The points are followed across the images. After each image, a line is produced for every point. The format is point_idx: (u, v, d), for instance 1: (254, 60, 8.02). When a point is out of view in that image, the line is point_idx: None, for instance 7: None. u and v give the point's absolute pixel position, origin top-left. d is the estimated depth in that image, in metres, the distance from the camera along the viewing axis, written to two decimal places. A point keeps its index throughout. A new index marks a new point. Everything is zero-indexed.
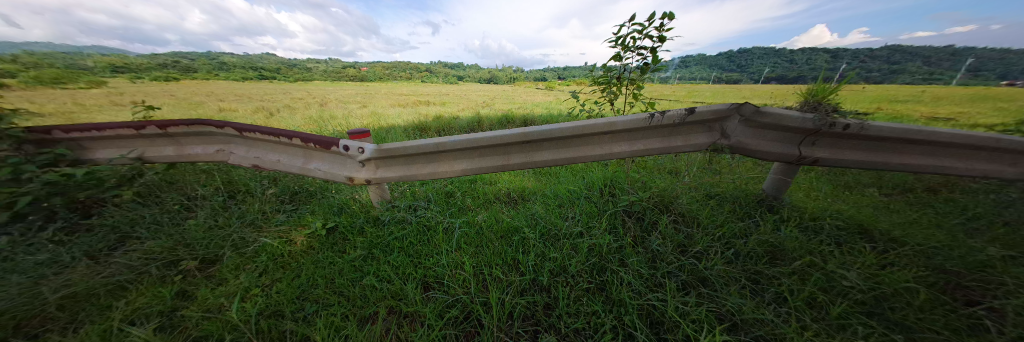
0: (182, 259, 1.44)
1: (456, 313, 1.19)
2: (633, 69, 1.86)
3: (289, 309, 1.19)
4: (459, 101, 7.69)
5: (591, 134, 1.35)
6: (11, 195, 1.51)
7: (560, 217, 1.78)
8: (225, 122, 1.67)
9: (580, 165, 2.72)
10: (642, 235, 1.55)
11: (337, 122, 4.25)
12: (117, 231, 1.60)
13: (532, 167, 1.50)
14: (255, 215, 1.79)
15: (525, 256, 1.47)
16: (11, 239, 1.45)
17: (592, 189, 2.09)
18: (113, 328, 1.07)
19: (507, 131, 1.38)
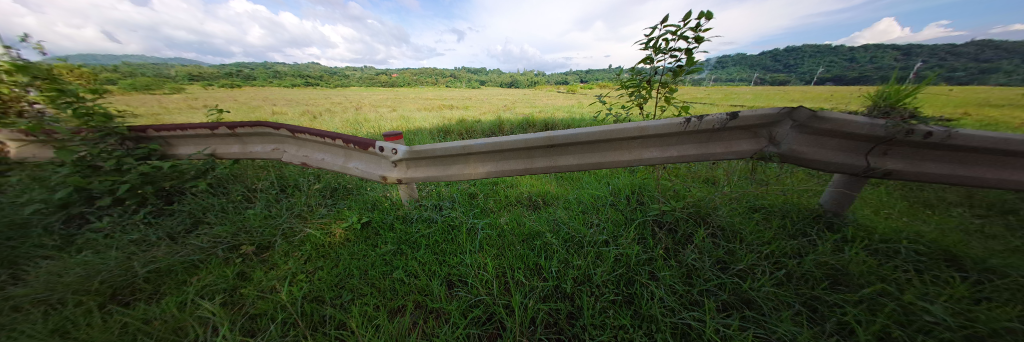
0: (241, 244, 1.61)
1: (480, 313, 1.20)
2: (666, 71, 1.77)
3: (327, 296, 1.28)
4: (481, 104, 7.85)
5: (620, 139, 1.30)
6: (115, 182, 1.80)
7: (584, 225, 1.73)
8: (280, 124, 1.86)
9: (605, 171, 2.63)
10: (676, 248, 1.46)
11: (370, 124, 4.54)
12: (192, 216, 1.83)
13: (556, 171, 1.47)
14: (301, 207, 1.96)
15: (549, 262, 1.46)
16: (113, 220, 1.71)
17: (618, 196, 2.01)
18: (187, 301, 1.22)
19: (532, 135, 1.38)
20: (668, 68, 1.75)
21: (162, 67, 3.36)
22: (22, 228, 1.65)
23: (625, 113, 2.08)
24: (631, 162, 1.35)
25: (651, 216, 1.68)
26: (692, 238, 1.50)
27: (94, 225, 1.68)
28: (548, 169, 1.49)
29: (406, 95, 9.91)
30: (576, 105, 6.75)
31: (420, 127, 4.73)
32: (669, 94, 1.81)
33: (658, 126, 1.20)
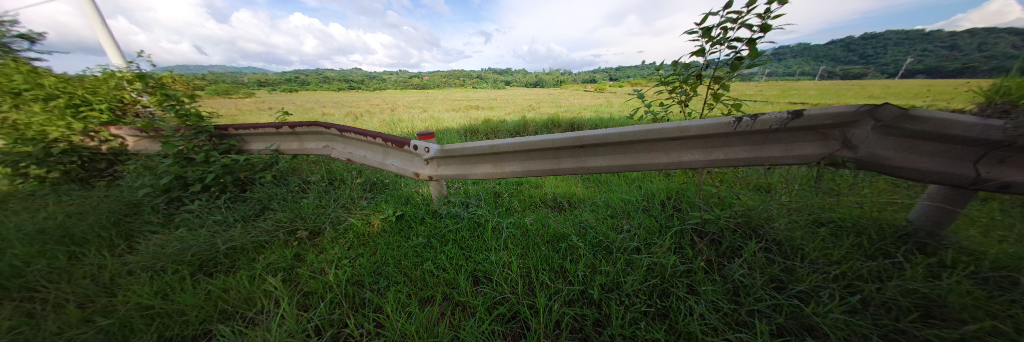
0: (297, 228, 1.81)
1: (504, 311, 1.21)
2: (721, 64, 1.58)
3: (365, 281, 1.39)
4: (505, 105, 7.96)
5: (657, 139, 1.23)
6: (205, 171, 2.13)
7: (613, 230, 1.66)
8: (331, 124, 2.06)
9: (635, 174, 2.50)
10: (721, 261, 1.34)
11: (404, 124, 4.82)
12: (260, 203, 2.10)
13: (584, 172, 1.43)
14: (345, 199, 2.15)
15: (574, 265, 1.42)
16: (203, 203, 2.03)
17: (650, 202, 1.90)
18: (257, 275, 1.40)
19: (561, 134, 1.37)
20: (723, 61, 1.56)
21: (237, 75, 3.91)
22: (136, 209, 2.02)
23: (663, 112, 1.94)
24: (668, 165, 1.26)
25: (690, 224, 1.56)
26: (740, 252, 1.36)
27: (186, 208, 2.00)
28: (576, 170, 1.44)
29: (436, 97, 10.35)
30: (605, 104, 6.53)
31: (448, 127, 4.92)
32: (721, 90, 1.63)
33: (700, 127, 1.10)
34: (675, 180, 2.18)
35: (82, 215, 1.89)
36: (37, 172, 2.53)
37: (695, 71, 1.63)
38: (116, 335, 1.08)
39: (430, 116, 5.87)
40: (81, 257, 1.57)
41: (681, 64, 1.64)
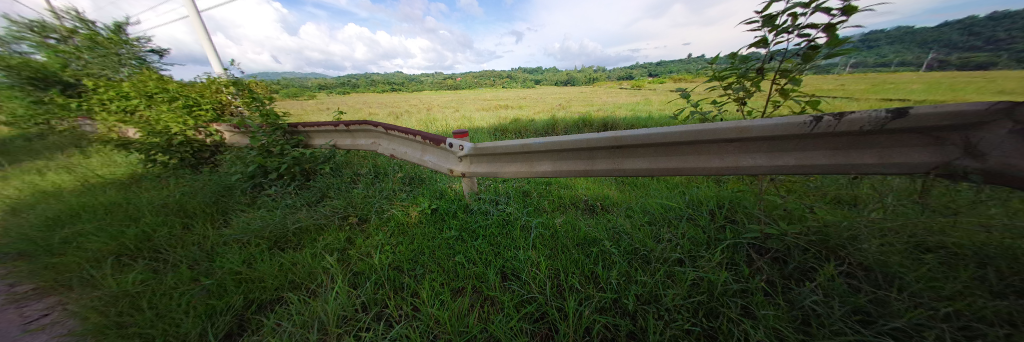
0: (349, 215, 2.00)
1: (531, 310, 1.20)
2: (790, 55, 1.29)
3: (403, 267, 1.49)
4: (535, 104, 7.95)
5: (707, 141, 1.05)
6: (279, 162, 2.47)
7: (651, 238, 1.56)
8: (378, 122, 2.24)
9: (677, 179, 2.32)
10: (787, 285, 1.17)
11: (439, 123, 5.07)
12: (320, 191, 2.37)
13: (620, 174, 1.35)
14: (388, 191, 2.32)
15: (608, 271, 1.37)
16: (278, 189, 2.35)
17: (694, 210, 1.75)
18: (316, 254, 1.58)
19: (596, 134, 1.30)
20: (793, 50, 1.27)
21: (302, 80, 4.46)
22: (227, 193, 2.40)
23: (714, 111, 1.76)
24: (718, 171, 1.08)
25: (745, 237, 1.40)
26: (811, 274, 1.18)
27: (264, 193, 2.33)
28: (611, 172, 1.37)
29: (469, 97, 10.72)
30: (641, 103, 6.16)
31: (478, 126, 5.06)
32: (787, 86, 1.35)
33: (762, 128, 0.89)
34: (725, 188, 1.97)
35: (190, 196, 2.31)
36: (161, 159, 3.16)
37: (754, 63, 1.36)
38: (212, 294, 1.30)
39: (463, 115, 6.09)
40: (190, 227, 1.93)
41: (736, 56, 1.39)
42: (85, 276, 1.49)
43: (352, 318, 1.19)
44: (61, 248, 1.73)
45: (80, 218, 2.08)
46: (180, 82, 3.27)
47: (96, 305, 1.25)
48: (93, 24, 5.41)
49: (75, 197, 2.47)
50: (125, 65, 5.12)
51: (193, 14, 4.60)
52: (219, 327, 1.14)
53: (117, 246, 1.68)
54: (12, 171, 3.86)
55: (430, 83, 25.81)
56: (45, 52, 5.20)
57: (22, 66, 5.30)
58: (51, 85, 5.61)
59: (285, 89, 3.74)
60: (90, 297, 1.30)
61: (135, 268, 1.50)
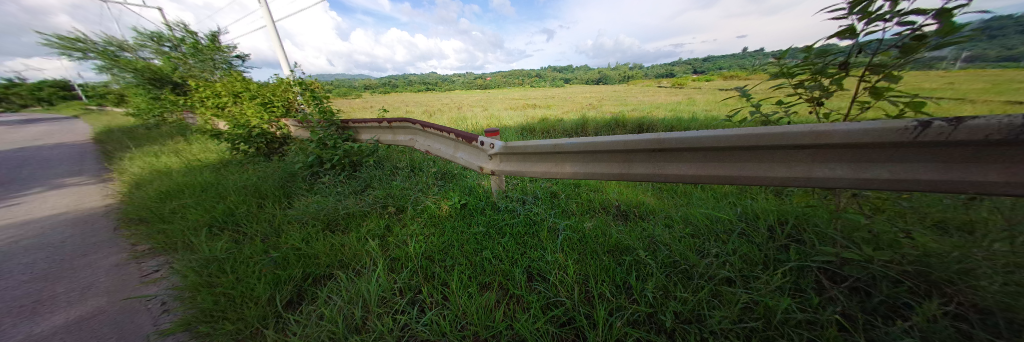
0: (388, 204, 2.15)
1: (558, 313, 1.18)
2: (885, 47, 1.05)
3: (434, 257, 1.55)
4: (565, 103, 7.81)
5: (769, 147, 0.93)
6: (331, 154, 2.74)
7: (693, 252, 1.45)
8: (416, 120, 2.37)
9: (726, 188, 2.12)
10: (867, 321, 1.00)
11: (471, 122, 5.23)
12: (364, 181, 2.58)
13: (660, 179, 1.26)
14: (422, 184, 2.45)
15: (643, 283, 1.29)
16: (329, 178, 2.62)
17: (746, 224, 1.58)
18: (360, 238, 1.72)
19: (636, 135, 1.22)
20: (889, 42, 1.03)
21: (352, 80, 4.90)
22: (289, 180, 2.73)
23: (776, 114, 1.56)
24: (780, 181, 0.97)
25: (814, 261, 1.23)
26: (903, 311, 0.99)
27: (319, 181, 2.62)
28: (649, 176, 1.29)
29: (500, 97, 10.90)
30: (682, 103, 5.72)
31: (507, 125, 5.12)
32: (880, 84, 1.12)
33: (847, 135, 0.77)
34: (786, 202, 1.75)
35: (261, 181, 2.65)
36: (240, 148, 3.69)
37: (835, 58, 1.13)
38: (276, 266, 1.48)
39: (493, 114, 6.22)
40: (260, 207, 2.22)
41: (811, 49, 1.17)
42: (186, 242, 1.79)
43: (388, 300, 1.27)
44: (168, 217, 2.11)
45: (182, 194, 2.51)
46: (260, 84, 3.76)
47: (193, 267, 1.50)
48: (195, 34, 6.50)
49: (179, 177, 2.99)
50: (216, 68, 6.08)
51: (270, 24, 5.31)
52: (282, 295, 1.29)
53: (208, 219, 2.00)
54: (137, 153, 4.79)
55: (462, 83, 26.75)
56: (162, 59, 6.40)
57: (145, 69, 6.52)
58: (164, 85, 6.84)
59: (339, 88, 4.15)
60: (188, 259, 1.57)
61: (220, 239, 1.77)
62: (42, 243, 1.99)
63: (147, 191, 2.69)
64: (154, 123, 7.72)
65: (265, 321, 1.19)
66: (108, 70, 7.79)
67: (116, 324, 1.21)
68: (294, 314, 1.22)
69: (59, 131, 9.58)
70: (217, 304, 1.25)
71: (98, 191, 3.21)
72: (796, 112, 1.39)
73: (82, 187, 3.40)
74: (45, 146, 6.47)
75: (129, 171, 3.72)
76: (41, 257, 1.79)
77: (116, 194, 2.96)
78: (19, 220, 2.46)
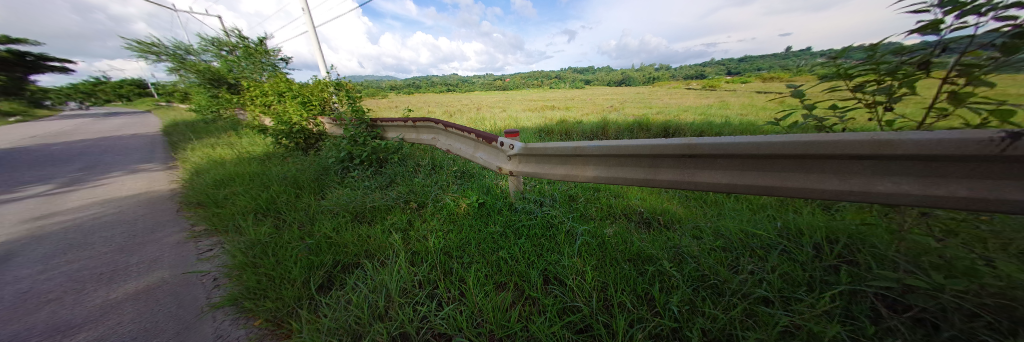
0: (411, 200, 2.33)
1: (554, 301, 1.30)
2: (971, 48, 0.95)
3: (452, 253, 1.69)
4: (582, 103, 7.89)
5: (815, 156, 0.88)
6: (364, 150, 3.03)
7: (724, 267, 1.33)
8: (440, 120, 2.58)
9: (764, 200, 1.94)
10: (864, 315, 1.00)
11: (488, 123, 5.44)
12: (391, 176, 2.80)
13: (689, 187, 1.20)
14: (443, 182, 2.63)
15: (661, 291, 1.28)
16: (361, 174, 2.87)
17: (788, 240, 1.41)
18: (388, 231, 1.91)
19: (663, 140, 1.17)
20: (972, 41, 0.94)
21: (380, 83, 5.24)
22: (325, 173, 3.04)
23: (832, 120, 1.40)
24: (833, 195, 0.90)
25: (828, 265, 1.21)
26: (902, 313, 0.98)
27: (350, 175, 2.87)
28: (676, 183, 1.24)
29: (516, 98, 11.17)
30: None
31: (524, 126, 5.30)
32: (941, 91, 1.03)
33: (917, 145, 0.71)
34: (812, 213, 1.70)
35: (299, 174, 3.00)
36: (283, 143, 4.11)
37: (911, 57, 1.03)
38: (310, 252, 1.72)
39: (510, 116, 6.42)
40: (300, 197, 2.53)
41: (875, 48, 1.11)
42: (237, 227, 2.13)
43: (408, 292, 1.41)
44: (226, 205, 2.50)
45: (233, 185, 2.92)
46: (301, 85, 4.06)
47: (242, 248, 1.81)
48: (245, 40, 7.23)
49: (231, 168, 3.46)
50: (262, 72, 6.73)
51: (310, 29, 5.74)
52: (315, 279, 1.50)
53: (256, 207, 2.36)
54: (199, 144, 5.52)
55: (484, 85, 27.45)
56: (226, 61, 7.38)
57: (206, 71, 7.59)
58: (223, 85, 7.89)
59: (371, 91, 4.44)
60: (239, 242, 1.89)
61: (265, 224, 2.08)
62: (130, 224, 2.48)
63: (206, 180, 3.15)
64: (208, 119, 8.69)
65: (302, 301, 1.40)
66: (181, 74, 8.96)
67: (183, 295, 1.52)
68: (325, 297, 1.42)
69: (148, 124, 11.35)
70: (260, 283, 1.50)
71: (171, 179, 3.83)
72: (850, 118, 1.30)
73: (158, 175, 4.06)
74: (126, 139, 7.61)
75: (191, 160, 4.33)
76: (125, 238, 2.22)
77: (184, 180, 3.51)
78: (111, 203, 3.03)
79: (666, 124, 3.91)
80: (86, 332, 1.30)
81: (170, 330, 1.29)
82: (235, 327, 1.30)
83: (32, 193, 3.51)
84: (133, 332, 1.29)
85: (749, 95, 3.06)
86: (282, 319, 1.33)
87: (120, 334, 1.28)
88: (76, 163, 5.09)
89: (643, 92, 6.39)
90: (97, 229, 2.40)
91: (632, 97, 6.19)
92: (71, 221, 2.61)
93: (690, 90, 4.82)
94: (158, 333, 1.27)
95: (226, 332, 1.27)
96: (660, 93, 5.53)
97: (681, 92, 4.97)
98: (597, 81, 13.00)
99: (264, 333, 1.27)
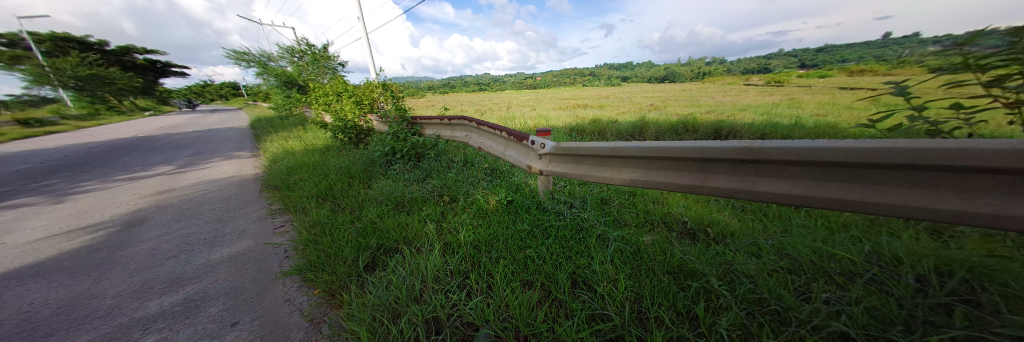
0: (444, 194, 2.41)
1: (584, 309, 1.23)
2: None
3: (481, 247, 1.71)
4: (618, 102, 7.51)
5: (921, 168, 0.72)
6: (405, 145, 3.23)
7: (790, 292, 1.15)
8: (473, 118, 2.63)
9: (843, 217, 1.63)
10: None
11: (520, 122, 5.43)
12: (427, 170, 2.93)
13: (747, 197, 1.06)
14: (475, 178, 2.68)
15: (709, 311, 1.14)
16: (400, 167, 3.04)
17: (880, 268, 1.16)
18: (423, 220, 2.00)
19: (717, 143, 1.04)
20: None
21: None
22: (370, 164, 3.30)
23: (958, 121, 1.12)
24: (949, 216, 0.73)
25: (933, 302, 0.98)
26: None
27: (391, 168, 3.08)
28: (732, 191, 1.10)
29: (550, 97, 11.02)
30: None
31: (556, 125, 5.21)
32: None
33: None
34: (911, 235, 1.38)
35: (351, 164, 3.30)
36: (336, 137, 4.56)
37: None
38: (358, 234, 1.87)
39: (542, 115, 6.34)
40: (350, 185, 2.77)
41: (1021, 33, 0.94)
42: (303, 208, 2.42)
43: (441, 279, 1.46)
44: (292, 189, 2.85)
45: (297, 172, 3.32)
46: (354, 85, 4.47)
47: (305, 226, 2.05)
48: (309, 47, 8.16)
49: (298, 158, 3.94)
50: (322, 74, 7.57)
51: (364, 36, 6.30)
52: (362, 259, 1.62)
53: (316, 192, 2.64)
54: (273, 137, 6.39)
55: (516, 84, 27.64)
56: (295, 66, 8.41)
57: (280, 74, 8.73)
58: (293, 87, 9.00)
59: (412, 91, 4.73)
60: (304, 220, 2.14)
61: (322, 207, 2.33)
62: (224, 200, 2.96)
63: (278, 168, 3.63)
64: (281, 116, 10.05)
65: (350, 277, 1.53)
66: (263, 77, 10.49)
67: (261, 262, 1.78)
68: (370, 275, 1.53)
69: (235, 120, 13.49)
70: (318, 258, 1.68)
71: (252, 165, 4.48)
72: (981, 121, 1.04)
73: (245, 161, 4.79)
74: (219, 131, 9.11)
75: (267, 151, 5.03)
76: (218, 211, 2.66)
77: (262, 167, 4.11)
78: (211, 182, 3.65)
79: (716, 124, 3.56)
80: (193, 284, 1.60)
81: (252, 290, 1.52)
82: (299, 293, 1.49)
83: (160, 171, 4.38)
84: (224, 289, 1.55)
85: (825, 92, 2.64)
86: (335, 290, 1.47)
87: (217, 289, 1.55)
88: (188, 149, 6.23)
89: (690, 89, 5.86)
90: (197, 203, 2.90)
91: (677, 95, 5.72)
92: (183, 194, 3.20)
93: (747, 86, 4.22)
94: (243, 292, 1.51)
95: (292, 297, 1.46)
96: (711, 89, 5.01)
97: (737, 88, 4.38)
98: (635, 79, 12.31)
99: (321, 302, 1.42)
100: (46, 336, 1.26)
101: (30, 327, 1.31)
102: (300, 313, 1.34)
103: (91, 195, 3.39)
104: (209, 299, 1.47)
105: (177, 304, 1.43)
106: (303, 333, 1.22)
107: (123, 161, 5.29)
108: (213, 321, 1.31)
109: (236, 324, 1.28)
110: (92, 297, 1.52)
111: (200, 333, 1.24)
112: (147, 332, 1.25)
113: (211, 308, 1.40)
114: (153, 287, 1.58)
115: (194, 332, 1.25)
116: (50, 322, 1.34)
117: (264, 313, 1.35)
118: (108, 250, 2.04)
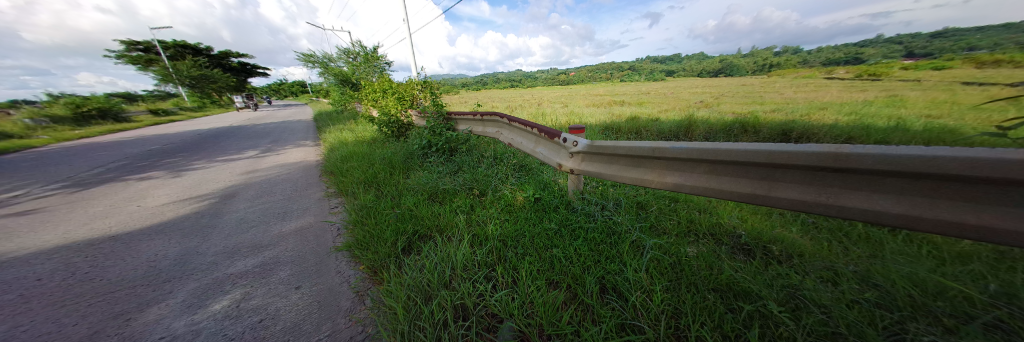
0: (474, 187, 2.45)
1: (613, 316, 1.15)
2: None
3: (507, 242, 1.69)
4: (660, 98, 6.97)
5: None
6: (442, 139, 3.35)
7: (875, 330, 0.95)
8: (505, 114, 2.62)
9: (959, 247, 1.31)
10: None
11: (552, 119, 5.32)
12: (460, 163, 3.01)
13: (824, 212, 0.90)
14: (504, 174, 2.68)
15: (763, 338, 0.98)
16: (438, 160, 3.16)
17: (1011, 312, 0.91)
18: (457, 211, 2.06)
19: (792, 147, 0.87)
20: None
21: None
22: (409, 156, 3.49)
23: None
24: None
25: None
26: None
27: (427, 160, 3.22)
28: (805, 204, 0.94)
29: (585, 93, 10.54)
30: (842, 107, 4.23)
31: (589, 123, 5.00)
32: None
33: None
34: None
35: (392, 155, 3.50)
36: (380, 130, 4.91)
37: None
38: (396, 219, 1.98)
39: (574, 112, 6.14)
40: (390, 174, 2.95)
41: None
42: (351, 193, 2.64)
43: (469, 269, 1.47)
44: (343, 176, 3.13)
45: (347, 161, 3.63)
46: (397, 82, 4.76)
47: (355, 208, 2.23)
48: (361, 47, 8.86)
49: (348, 148, 4.31)
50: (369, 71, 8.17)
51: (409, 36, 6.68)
52: (400, 243, 1.71)
53: (361, 179, 2.86)
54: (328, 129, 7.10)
55: (548, 80, 27.27)
56: (349, 64, 9.21)
57: (335, 72, 9.64)
58: (346, 83, 9.90)
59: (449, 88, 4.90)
60: (353, 203, 2.33)
61: (369, 193, 2.52)
62: (289, 181, 3.34)
63: (332, 157, 4.01)
64: (336, 111, 11.15)
65: (389, 257, 1.63)
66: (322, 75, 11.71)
67: (319, 237, 1.97)
68: (406, 258, 1.60)
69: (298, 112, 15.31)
70: (364, 238, 1.81)
71: (309, 153, 5.02)
72: None
73: (304, 149, 5.39)
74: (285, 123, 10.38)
75: (325, 141, 5.61)
76: (283, 191, 3.01)
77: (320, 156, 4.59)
78: (280, 166, 4.16)
79: (780, 124, 3.10)
80: (269, 250, 1.82)
81: (312, 260, 1.70)
82: (348, 267, 1.61)
83: (242, 155, 5.13)
84: (293, 256, 1.75)
85: (938, 89, 2.15)
86: (376, 268, 1.57)
87: (286, 257, 1.75)
88: (262, 137, 7.19)
89: (750, 84, 5.16)
90: (268, 183, 3.33)
91: (730, 91, 5.13)
92: (258, 175, 3.69)
93: (828, 80, 3.44)
94: (305, 261, 1.69)
95: (343, 269, 1.59)
96: (777, 84, 4.35)
97: (813, 82, 3.60)
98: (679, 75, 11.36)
99: (365, 277, 1.52)
100: (165, 281, 1.53)
101: (154, 273, 1.60)
102: (348, 285, 1.45)
103: (196, 172, 4.07)
104: (279, 264, 1.67)
105: (257, 265, 1.65)
106: (350, 303, 1.32)
107: (215, 146, 6.29)
108: (282, 283, 1.48)
109: (299, 287, 1.44)
110: (196, 253, 1.81)
111: (273, 292, 1.41)
112: (234, 287, 1.46)
113: (280, 272, 1.59)
114: (238, 249, 1.84)
115: (267, 290, 1.43)
116: (167, 270, 1.63)
117: (320, 281, 1.49)
118: (208, 217, 2.42)
